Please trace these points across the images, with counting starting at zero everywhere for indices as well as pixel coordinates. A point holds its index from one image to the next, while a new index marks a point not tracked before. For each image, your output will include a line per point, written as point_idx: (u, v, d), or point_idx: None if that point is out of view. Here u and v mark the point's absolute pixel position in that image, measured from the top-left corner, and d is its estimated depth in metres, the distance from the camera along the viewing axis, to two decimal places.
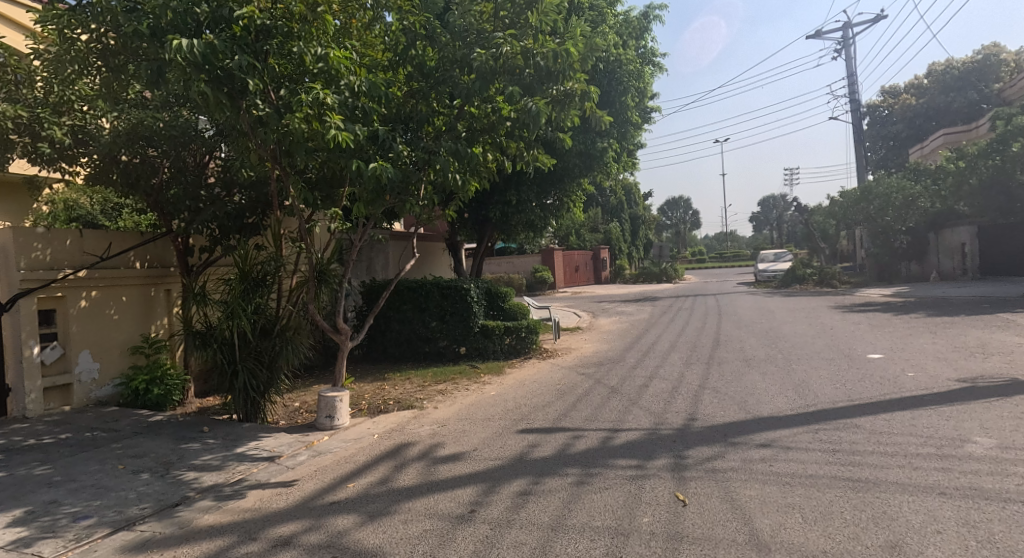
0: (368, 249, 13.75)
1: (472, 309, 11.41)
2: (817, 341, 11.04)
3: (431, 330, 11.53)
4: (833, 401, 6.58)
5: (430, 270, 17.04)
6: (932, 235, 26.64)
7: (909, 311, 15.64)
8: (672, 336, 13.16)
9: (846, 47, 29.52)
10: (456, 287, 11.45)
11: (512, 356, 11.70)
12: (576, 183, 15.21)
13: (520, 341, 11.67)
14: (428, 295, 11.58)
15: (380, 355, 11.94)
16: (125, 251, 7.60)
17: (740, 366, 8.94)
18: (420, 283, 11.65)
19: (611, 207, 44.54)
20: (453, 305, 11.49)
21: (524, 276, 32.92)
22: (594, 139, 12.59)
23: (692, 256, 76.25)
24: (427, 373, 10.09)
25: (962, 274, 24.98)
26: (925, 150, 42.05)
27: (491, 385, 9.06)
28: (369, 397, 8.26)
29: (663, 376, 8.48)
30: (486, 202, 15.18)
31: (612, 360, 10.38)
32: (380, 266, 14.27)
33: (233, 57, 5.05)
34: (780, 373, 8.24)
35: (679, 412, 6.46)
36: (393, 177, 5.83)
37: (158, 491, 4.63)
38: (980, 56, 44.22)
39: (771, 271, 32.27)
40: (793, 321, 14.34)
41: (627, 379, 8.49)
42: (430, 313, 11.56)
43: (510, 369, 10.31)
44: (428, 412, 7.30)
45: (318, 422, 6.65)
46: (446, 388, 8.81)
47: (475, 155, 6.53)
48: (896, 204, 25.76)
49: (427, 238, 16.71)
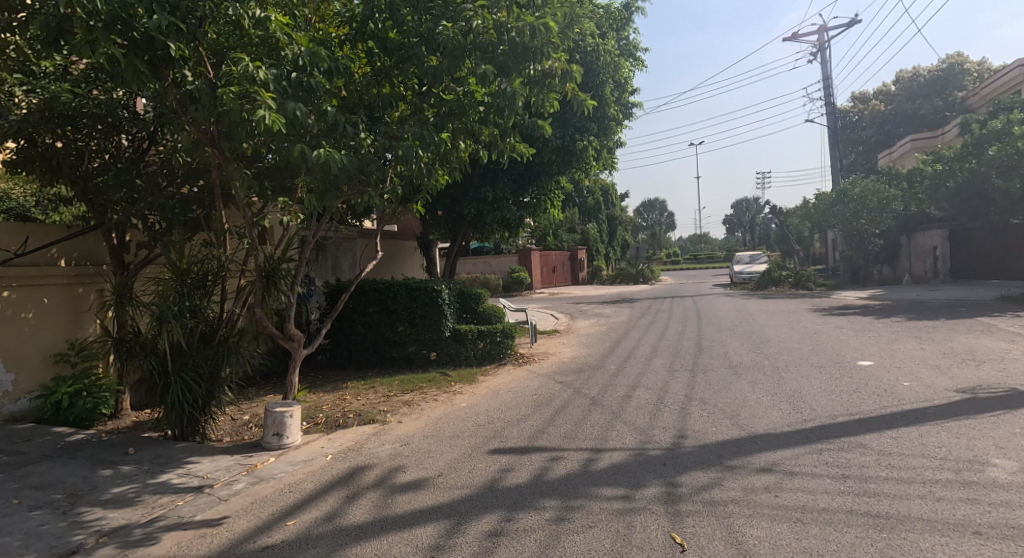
0: (335, 246, 13.23)
1: (442, 312, 10.75)
2: (804, 346, 10.56)
3: (399, 334, 10.91)
4: (833, 415, 6.03)
5: (401, 271, 16.35)
6: (904, 239, 26.62)
7: (890, 314, 15.34)
8: (653, 340, 12.64)
9: (821, 50, 29.44)
10: (426, 289, 10.79)
11: (486, 361, 11.05)
12: (554, 180, 14.72)
13: (494, 346, 11.03)
14: (395, 297, 10.90)
15: (345, 361, 11.23)
16: (45, 247, 6.86)
17: (727, 374, 8.40)
18: (388, 284, 10.96)
19: (587, 207, 44.17)
20: (423, 308, 10.82)
21: (500, 277, 32.31)
22: (572, 134, 12.03)
23: (667, 257, 76.40)
24: (394, 381, 9.44)
25: (933, 278, 24.94)
26: (897, 154, 42.41)
27: (462, 394, 8.43)
28: (328, 410, 7.60)
29: (646, 385, 7.92)
30: (460, 199, 14.52)
31: (591, 366, 9.80)
32: (346, 266, 13.69)
33: (151, 15, 4.36)
34: (770, 382, 7.70)
35: (666, 428, 5.88)
36: (344, 165, 5.17)
37: (51, 536, 3.91)
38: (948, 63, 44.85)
39: (748, 273, 32.07)
40: (776, 325, 13.91)
41: (608, 389, 7.90)
42: (398, 317, 10.90)
43: (482, 377, 9.68)
44: (390, 428, 6.65)
45: (265, 441, 5.95)
46: (413, 398, 8.15)
47: (441, 141, 5.97)
48: (873, 206, 25.64)
49: (398, 238, 16.04)
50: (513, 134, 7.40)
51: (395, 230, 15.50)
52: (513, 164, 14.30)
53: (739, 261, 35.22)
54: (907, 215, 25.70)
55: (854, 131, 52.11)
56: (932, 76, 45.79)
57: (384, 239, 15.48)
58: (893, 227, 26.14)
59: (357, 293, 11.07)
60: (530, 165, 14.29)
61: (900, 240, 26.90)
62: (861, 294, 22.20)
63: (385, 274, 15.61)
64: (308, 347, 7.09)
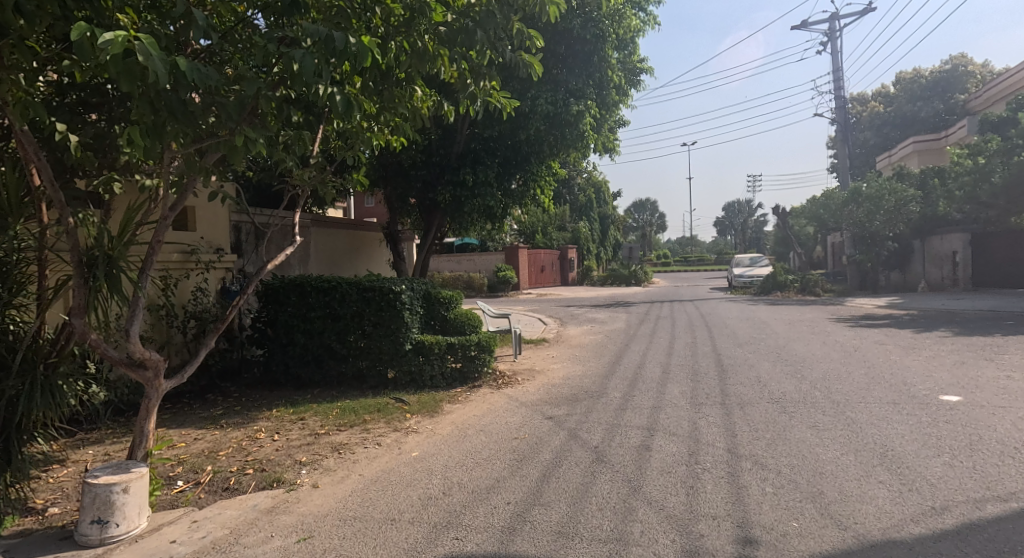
0: (280, 236, 11.42)
1: (402, 321, 8.50)
2: (853, 370, 8.46)
3: (348, 345, 8.72)
4: (973, 498, 3.92)
5: (365, 266, 14.18)
6: (918, 242, 24.63)
7: (929, 327, 13.25)
8: (660, 356, 10.55)
9: (833, 39, 27.33)
10: (381, 291, 8.55)
11: (456, 383, 8.85)
12: (545, 161, 12.67)
13: (467, 362, 8.83)
14: (343, 299, 8.69)
15: (282, 378, 9.08)
16: None
17: (774, 413, 6.29)
18: (334, 282, 8.72)
19: (578, 205, 42.21)
20: (377, 313, 8.58)
21: (484, 276, 30.05)
22: (566, 99, 9.94)
23: (657, 259, 74.56)
24: (331, 412, 7.27)
25: (952, 285, 23.04)
26: (901, 156, 40.63)
27: (417, 435, 6.30)
28: (220, 462, 5.44)
29: (668, 430, 5.83)
30: (435, 181, 12.44)
31: (590, 394, 7.68)
32: (297, 261, 11.92)
33: None
34: (838, 428, 5.62)
35: (718, 520, 3.79)
36: (167, 68, 2.99)
37: None
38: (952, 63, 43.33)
39: (749, 277, 30.09)
40: (803, 340, 11.79)
41: (617, 434, 5.79)
42: (346, 324, 8.70)
43: (449, 405, 7.53)
44: (296, 504, 4.45)
45: (79, 532, 3.73)
46: (349, 442, 6.02)
47: (365, 49, 3.73)
48: (889, 207, 23.65)
49: (362, 228, 13.94)
50: (489, 75, 5.62)
51: (356, 219, 13.34)
52: (496, 141, 12.33)
53: (739, 264, 33.23)
54: (922, 218, 23.76)
55: (854, 132, 50.37)
56: (934, 77, 44.29)
57: (345, 229, 13.41)
58: (907, 230, 24.17)
59: (297, 293, 8.88)
60: (516, 142, 12.22)
61: (914, 244, 24.94)
62: (879, 303, 20.20)
63: (346, 271, 13.51)
64: (177, 375, 4.85)
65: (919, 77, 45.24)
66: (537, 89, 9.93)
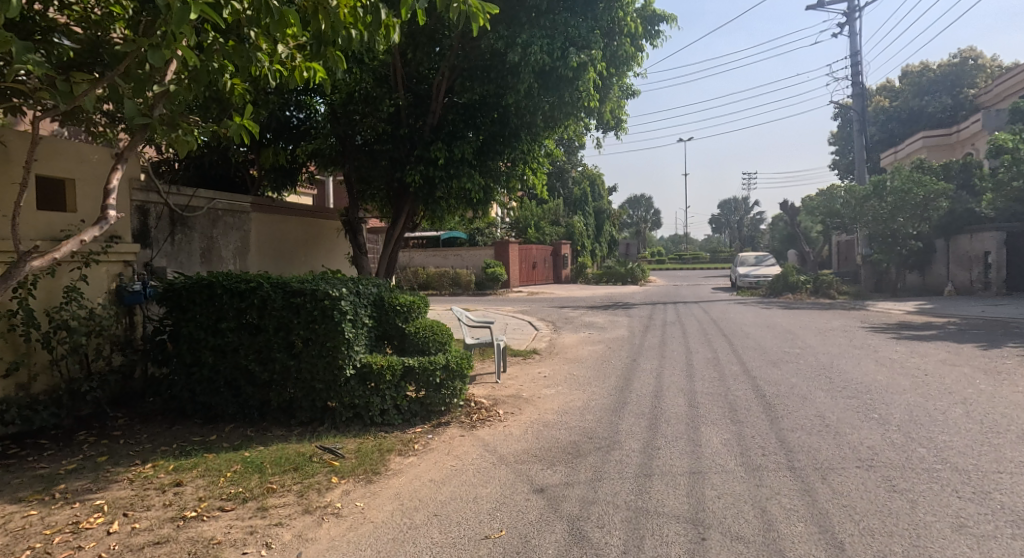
0: (207, 223, 9.25)
1: (343, 337, 6.27)
2: (946, 408, 6.35)
3: (269, 367, 6.51)
4: None
5: (322, 261, 11.96)
6: (942, 241, 22.65)
7: (992, 341, 11.16)
8: (680, 378, 8.43)
9: (850, 20, 25.24)
10: (314, 296, 6.29)
11: (415, 420, 6.66)
12: (538, 137, 10.63)
13: (431, 391, 6.63)
14: (264, 306, 6.47)
15: (187, 408, 6.89)
16: None
17: (881, 492, 4.14)
18: (254, 284, 6.52)
19: (572, 199, 40.15)
20: (308, 326, 6.35)
21: (471, 272, 27.91)
22: (564, 49, 7.97)
23: (652, 257, 72.41)
24: (225, 473, 5.09)
25: (983, 289, 21.05)
26: (911, 152, 38.67)
27: (337, 523, 4.14)
28: None
29: (726, 530, 3.74)
30: (404, 158, 10.33)
31: (598, 444, 5.54)
32: (231, 252, 9.72)
33: None
34: (1008, 535, 3.50)
35: None
36: None
37: None
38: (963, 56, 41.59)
39: (756, 276, 28.05)
40: (849, 356, 9.70)
41: (648, 538, 3.69)
42: (268, 337, 6.49)
43: (399, 461, 5.37)
44: None
45: None
46: (224, 542, 3.84)
47: None
48: (915, 201, 21.56)
49: (320, 215, 11.70)
50: None
51: (309, 204, 11.13)
52: (479, 109, 10.29)
53: (743, 263, 31.20)
54: (949, 214, 21.72)
55: None
56: (944, 71, 42.50)
57: (297, 216, 11.19)
58: (930, 229, 22.18)
59: (205, 296, 6.66)
60: (503, 112, 10.18)
61: (937, 243, 22.96)
62: (908, 308, 18.15)
63: (299, 266, 11.31)
64: None
65: (928, 70, 43.35)
66: (528, 32, 8.05)
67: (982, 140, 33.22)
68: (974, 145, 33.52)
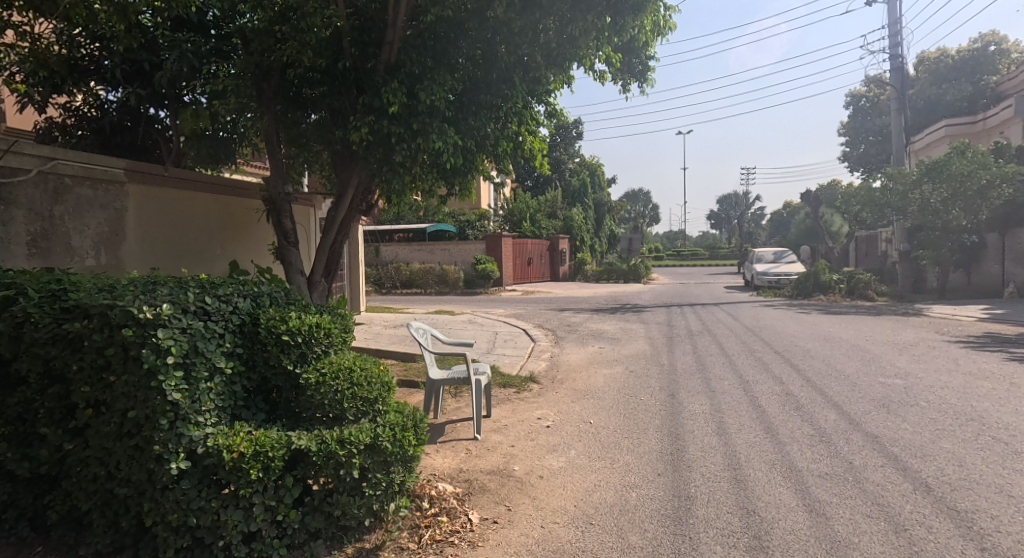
0: (42, 195, 6.21)
1: (157, 398, 3.22)
2: None
3: (35, 453, 3.44)
4: None
5: (245, 256, 8.86)
6: (997, 236, 19.75)
7: None
8: (763, 438, 5.41)
9: None
10: (105, 321, 3.22)
11: (314, 546, 3.57)
12: (538, 81, 7.62)
13: (339, 494, 3.55)
14: (21, 336, 3.38)
15: None
16: None
17: None
18: (9, 294, 3.44)
19: (570, 191, 37.19)
20: (94, 377, 3.28)
21: (460, 269, 24.83)
22: None
23: (650, 254, 69.35)
24: None
25: None
26: (933, 142, 35.75)
27: None
28: None
29: None
30: (349, 107, 7.29)
31: None
32: (89, 238, 6.63)
33: None
34: None
35: None
36: None
37: None
38: (979, 44, 39.07)
39: (777, 274, 25.05)
40: (985, 395, 6.69)
41: None
42: (30, 396, 3.42)
43: None
44: None
45: None
46: None
47: None
48: (972, 190, 18.53)
49: (237, 191, 8.58)
50: None
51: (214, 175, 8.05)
52: (457, 40, 7.27)
53: (761, 259, 27.99)
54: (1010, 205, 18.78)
55: None
56: (964, 57, 39.64)
57: (204, 190, 8.09)
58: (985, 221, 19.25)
59: None
60: (490, 42, 7.19)
61: (990, 238, 20.04)
62: (976, 315, 15.16)
63: (209, 259, 8.21)
64: None
65: (946, 55, 40.51)
66: None
67: (1013, 128, 30.35)
68: (1004, 133, 30.65)
